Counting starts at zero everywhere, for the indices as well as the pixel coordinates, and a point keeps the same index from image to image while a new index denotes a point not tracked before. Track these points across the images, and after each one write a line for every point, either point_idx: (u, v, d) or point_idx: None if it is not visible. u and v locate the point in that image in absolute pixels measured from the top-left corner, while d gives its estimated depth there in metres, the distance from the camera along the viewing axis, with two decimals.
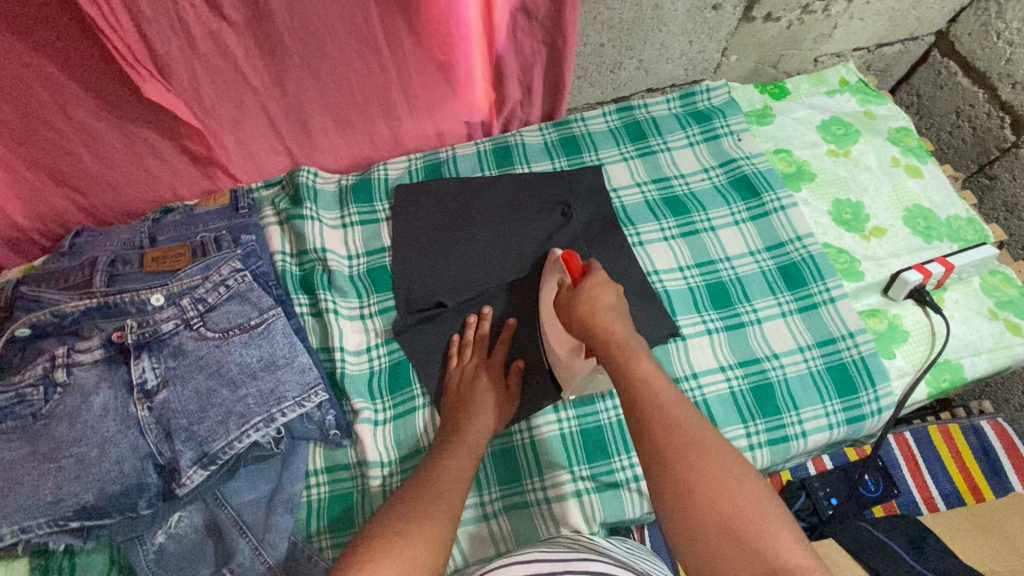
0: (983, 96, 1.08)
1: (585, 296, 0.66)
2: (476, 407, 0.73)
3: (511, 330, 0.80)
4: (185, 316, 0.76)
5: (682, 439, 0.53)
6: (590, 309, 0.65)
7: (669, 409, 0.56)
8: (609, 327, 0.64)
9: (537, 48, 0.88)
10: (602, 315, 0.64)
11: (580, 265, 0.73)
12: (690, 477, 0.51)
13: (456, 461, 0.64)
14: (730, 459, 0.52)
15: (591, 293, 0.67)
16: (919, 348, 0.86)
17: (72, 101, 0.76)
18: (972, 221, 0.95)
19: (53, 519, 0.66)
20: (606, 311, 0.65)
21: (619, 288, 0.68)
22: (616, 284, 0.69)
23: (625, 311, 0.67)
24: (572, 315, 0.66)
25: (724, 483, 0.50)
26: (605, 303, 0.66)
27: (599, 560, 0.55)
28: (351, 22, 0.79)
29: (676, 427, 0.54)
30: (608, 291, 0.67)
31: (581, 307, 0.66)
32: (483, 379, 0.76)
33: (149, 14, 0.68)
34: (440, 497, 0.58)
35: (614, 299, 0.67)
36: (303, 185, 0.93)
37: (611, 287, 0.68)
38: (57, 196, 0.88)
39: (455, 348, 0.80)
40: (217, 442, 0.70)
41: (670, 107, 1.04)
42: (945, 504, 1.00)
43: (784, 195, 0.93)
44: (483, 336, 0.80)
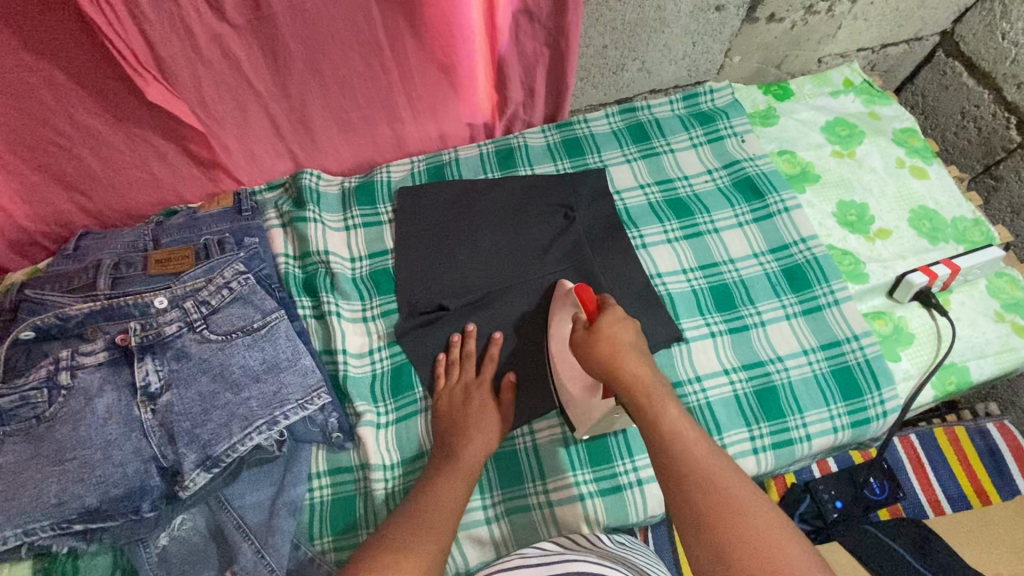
0: (988, 97, 1.07)
1: (606, 334, 0.66)
2: (470, 430, 0.72)
3: (498, 346, 0.80)
4: (188, 318, 0.77)
5: (717, 492, 0.53)
6: (607, 348, 0.64)
7: (702, 460, 0.56)
8: (632, 368, 0.63)
9: (539, 50, 0.87)
10: (624, 356, 0.64)
11: (596, 301, 0.72)
12: (728, 531, 0.50)
13: (448, 489, 0.65)
14: (768, 514, 0.51)
15: (612, 333, 0.66)
16: (925, 350, 0.85)
17: (76, 104, 0.77)
18: (978, 222, 0.95)
19: (56, 521, 0.66)
20: (626, 351, 0.64)
21: (637, 327, 0.68)
22: (634, 322, 0.68)
23: (644, 351, 0.66)
24: (590, 354, 0.65)
25: (764, 538, 0.50)
26: (626, 343, 0.65)
27: (586, 560, 0.53)
28: (354, 25, 0.79)
29: (711, 478, 0.54)
30: (628, 331, 0.67)
31: (602, 346, 0.65)
32: (474, 398, 0.76)
33: (152, 17, 0.69)
34: (431, 528, 0.59)
35: (634, 339, 0.66)
36: (306, 187, 0.93)
37: (629, 326, 0.68)
38: (61, 198, 0.88)
39: (442, 367, 0.80)
40: (220, 445, 0.70)
41: (673, 109, 1.04)
42: (951, 508, 0.99)
43: (788, 197, 0.93)
44: (471, 353, 0.80)
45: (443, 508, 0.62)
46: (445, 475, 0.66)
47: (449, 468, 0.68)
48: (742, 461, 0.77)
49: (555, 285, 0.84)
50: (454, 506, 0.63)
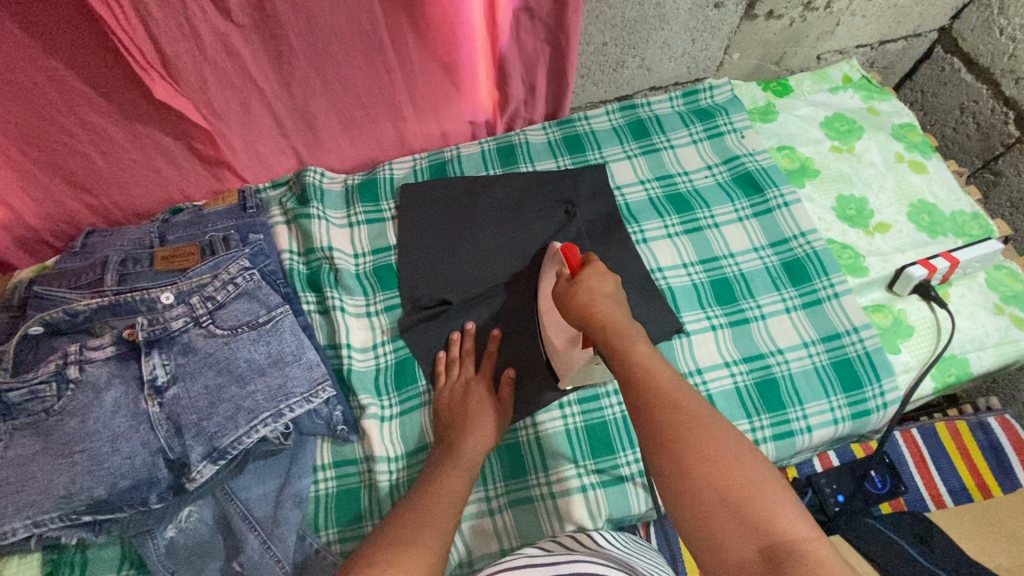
0: (986, 92, 1.08)
1: (584, 288, 0.68)
2: (470, 424, 0.72)
3: (496, 341, 0.80)
4: (195, 314, 0.77)
5: (680, 415, 0.53)
6: (585, 298, 0.67)
7: (668, 389, 0.56)
8: (606, 313, 0.65)
9: (539, 48, 0.88)
10: (601, 305, 0.65)
11: (579, 258, 0.73)
12: (687, 449, 0.50)
13: (449, 483, 0.64)
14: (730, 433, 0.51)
15: (589, 285, 0.68)
16: (924, 342, 0.86)
17: (83, 103, 0.78)
18: (977, 216, 0.95)
19: (65, 513, 0.67)
20: (605, 299, 0.66)
21: (615, 280, 0.70)
22: (614, 278, 0.70)
23: (623, 302, 0.68)
24: (570, 306, 0.67)
25: (723, 456, 0.49)
26: (604, 293, 0.67)
27: (589, 561, 0.53)
28: (356, 23, 0.80)
29: (674, 403, 0.54)
30: (608, 283, 0.69)
31: (579, 299, 0.67)
32: (474, 394, 0.76)
33: (158, 15, 0.70)
34: (432, 517, 0.57)
35: (613, 291, 0.68)
36: (310, 185, 0.94)
37: (609, 280, 0.70)
38: (69, 197, 0.89)
39: (442, 365, 0.80)
40: (226, 437, 0.71)
41: (673, 106, 1.05)
42: (953, 501, 0.99)
43: (788, 192, 0.93)
44: (469, 349, 0.81)
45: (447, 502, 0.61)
46: (446, 467, 0.66)
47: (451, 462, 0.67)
48: None
49: (548, 248, 0.86)
50: (457, 501, 0.62)
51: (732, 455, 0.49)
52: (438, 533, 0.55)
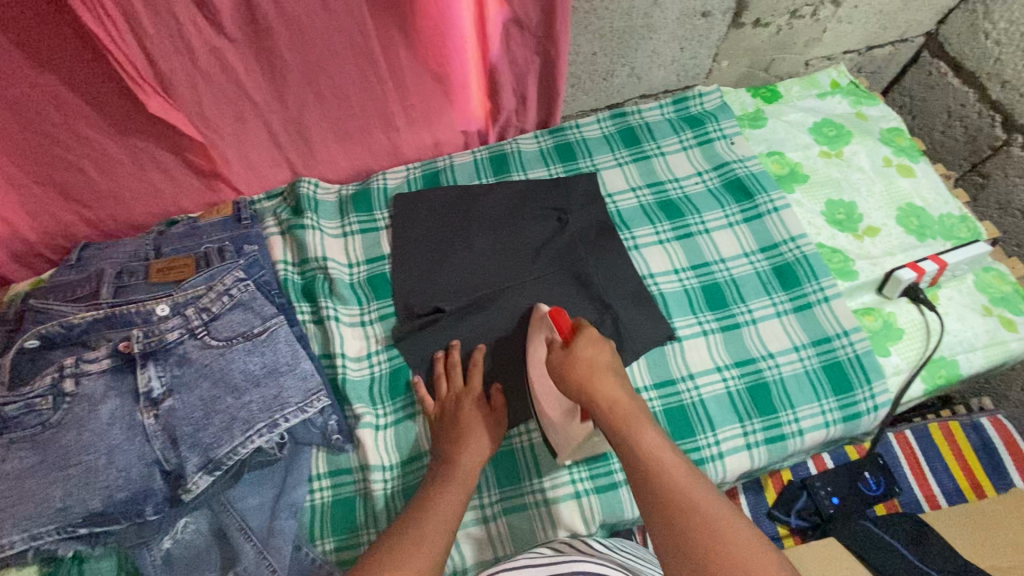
0: (973, 96, 1.09)
1: (582, 356, 0.67)
2: (463, 437, 0.72)
3: (483, 352, 0.80)
4: (189, 325, 0.78)
5: (699, 519, 0.52)
6: (586, 372, 0.65)
7: (680, 483, 0.55)
8: (603, 381, 0.65)
9: (529, 58, 0.90)
10: (599, 377, 0.65)
11: (569, 323, 0.73)
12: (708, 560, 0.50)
13: (447, 502, 0.64)
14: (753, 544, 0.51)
15: (587, 354, 0.67)
16: (914, 345, 0.87)
17: (79, 118, 0.79)
18: (965, 219, 0.96)
19: (62, 526, 0.67)
20: (603, 372, 0.66)
21: (613, 347, 0.69)
22: (609, 342, 0.70)
23: (621, 372, 0.67)
24: (566, 379, 0.66)
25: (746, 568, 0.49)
26: (601, 364, 0.66)
27: (588, 560, 0.56)
28: (349, 36, 0.81)
29: (690, 504, 0.54)
30: (603, 351, 0.68)
31: (578, 367, 0.66)
32: (466, 405, 0.75)
33: (152, 32, 0.71)
34: (422, 542, 0.57)
35: (610, 359, 0.68)
36: (304, 196, 0.95)
37: (604, 347, 0.69)
38: (65, 210, 0.90)
39: (423, 388, 0.79)
40: (222, 448, 0.72)
41: (663, 113, 1.06)
42: (948, 502, 1.00)
43: (777, 197, 0.94)
44: (454, 365, 0.80)
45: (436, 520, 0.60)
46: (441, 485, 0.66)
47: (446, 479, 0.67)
48: (735, 457, 0.78)
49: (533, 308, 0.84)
50: (449, 518, 0.62)
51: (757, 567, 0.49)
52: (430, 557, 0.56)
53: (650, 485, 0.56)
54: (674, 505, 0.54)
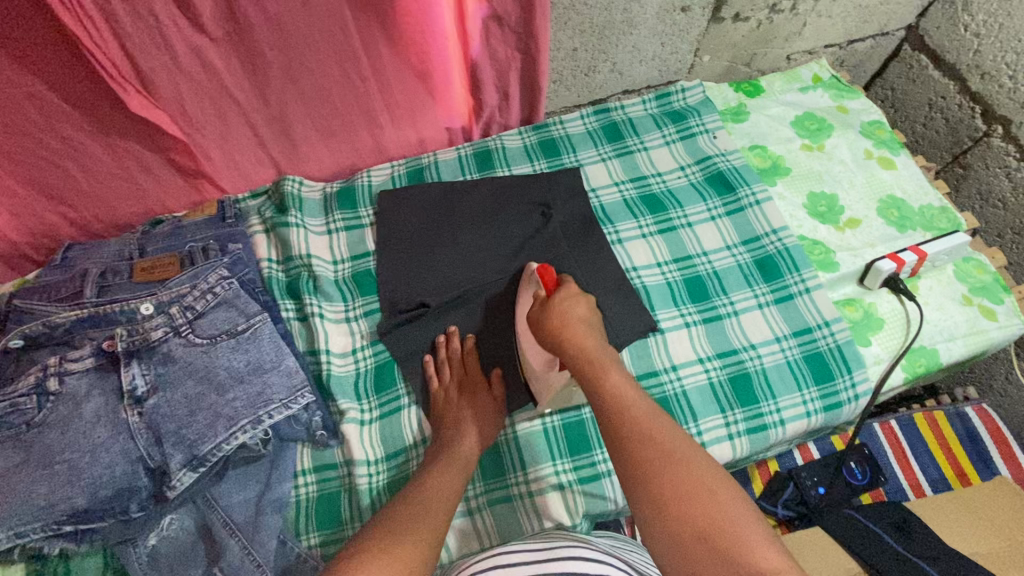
0: (954, 88, 1.09)
1: (557, 309, 0.70)
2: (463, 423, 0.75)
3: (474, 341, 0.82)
4: (174, 323, 0.79)
5: (658, 446, 0.54)
6: (561, 322, 0.69)
7: (642, 416, 0.58)
8: (576, 335, 0.67)
9: (510, 55, 0.90)
10: (572, 326, 0.68)
11: (555, 279, 0.77)
12: (665, 481, 0.52)
13: (445, 479, 0.67)
14: (708, 466, 0.53)
15: (563, 307, 0.71)
16: (894, 335, 0.88)
17: (60, 118, 0.79)
18: (945, 210, 0.97)
19: (47, 524, 0.68)
20: (576, 324, 0.69)
21: (590, 302, 0.73)
22: (587, 297, 0.73)
23: (594, 323, 0.71)
24: (544, 330, 0.69)
25: (701, 487, 0.51)
26: (575, 316, 0.70)
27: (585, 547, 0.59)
28: (329, 34, 0.81)
29: (651, 433, 0.56)
30: (579, 305, 0.71)
31: (553, 319, 0.69)
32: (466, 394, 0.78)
33: (131, 31, 0.71)
34: (428, 513, 0.60)
35: (586, 312, 0.71)
36: (288, 194, 0.95)
37: (581, 301, 0.72)
38: (49, 210, 0.90)
39: (432, 366, 0.81)
40: (205, 445, 0.72)
41: (646, 108, 1.06)
42: (932, 490, 1.00)
43: (759, 190, 0.95)
44: (455, 348, 0.82)
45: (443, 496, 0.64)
46: (442, 464, 0.69)
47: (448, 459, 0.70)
48: (717, 447, 0.79)
49: (521, 270, 0.87)
50: (451, 492, 0.65)
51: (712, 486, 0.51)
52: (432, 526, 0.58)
53: (613, 420, 0.58)
54: (634, 434, 0.56)
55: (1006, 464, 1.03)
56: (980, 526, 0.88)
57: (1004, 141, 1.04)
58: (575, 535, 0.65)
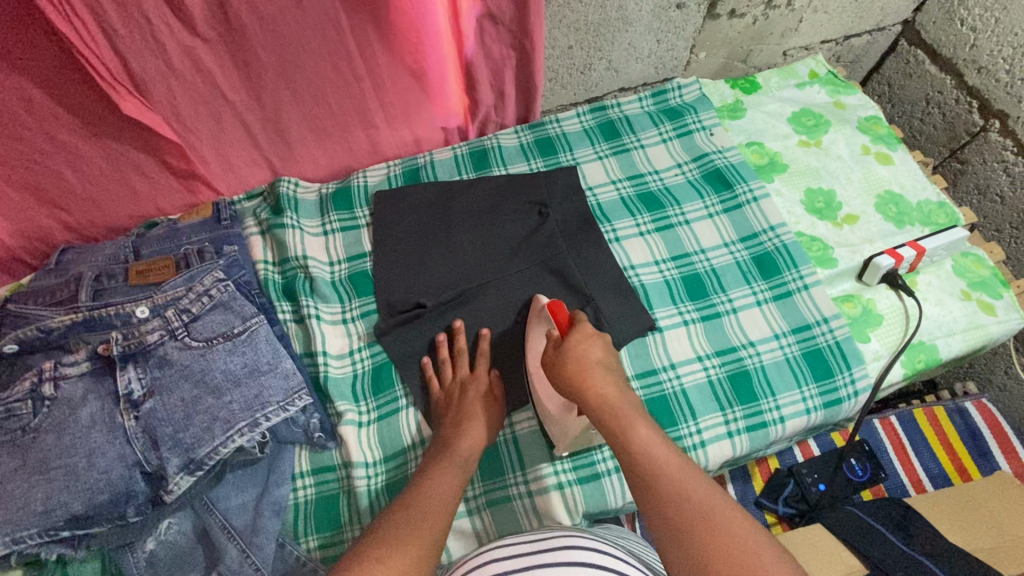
0: (950, 82, 1.09)
1: (574, 352, 0.69)
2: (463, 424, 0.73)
3: (488, 340, 0.81)
4: (170, 326, 0.78)
5: (693, 505, 0.55)
6: (579, 366, 0.68)
7: (674, 472, 0.58)
8: (597, 382, 0.66)
9: (505, 53, 0.90)
10: (590, 372, 0.67)
11: (566, 316, 0.75)
12: (704, 543, 0.53)
13: (444, 477, 0.65)
14: (743, 523, 0.54)
15: (579, 350, 0.69)
16: (893, 330, 0.87)
17: (52, 121, 0.78)
18: (942, 204, 0.97)
19: (44, 529, 0.67)
20: (595, 368, 0.67)
21: (606, 343, 0.71)
22: (602, 337, 0.72)
23: (612, 366, 0.69)
24: (559, 373, 0.68)
25: (739, 547, 0.52)
26: (593, 359, 0.68)
27: (573, 538, 0.58)
28: (323, 34, 0.81)
29: (685, 492, 0.56)
30: (595, 346, 0.70)
31: (569, 365, 0.68)
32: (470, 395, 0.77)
33: (124, 33, 0.70)
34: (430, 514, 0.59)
35: (601, 355, 0.70)
36: (284, 195, 0.95)
37: (596, 342, 0.71)
38: (43, 214, 0.89)
39: (430, 371, 0.81)
40: (203, 448, 0.72)
41: (642, 106, 1.06)
42: (933, 486, 1.00)
43: (756, 187, 0.95)
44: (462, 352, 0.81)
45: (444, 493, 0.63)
46: (440, 462, 0.68)
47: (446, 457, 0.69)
48: (716, 446, 0.78)
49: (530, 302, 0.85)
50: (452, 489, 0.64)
51: (751, 546, 0.52)
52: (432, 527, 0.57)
53: (644, 478, 0.59)
54: (669, 493, 0.56)
55: (1006, 459, 1.03)
56: (974, 518, 0.89)
57: (1002, 135, 1.04)
58: (573, 529, 0.64)
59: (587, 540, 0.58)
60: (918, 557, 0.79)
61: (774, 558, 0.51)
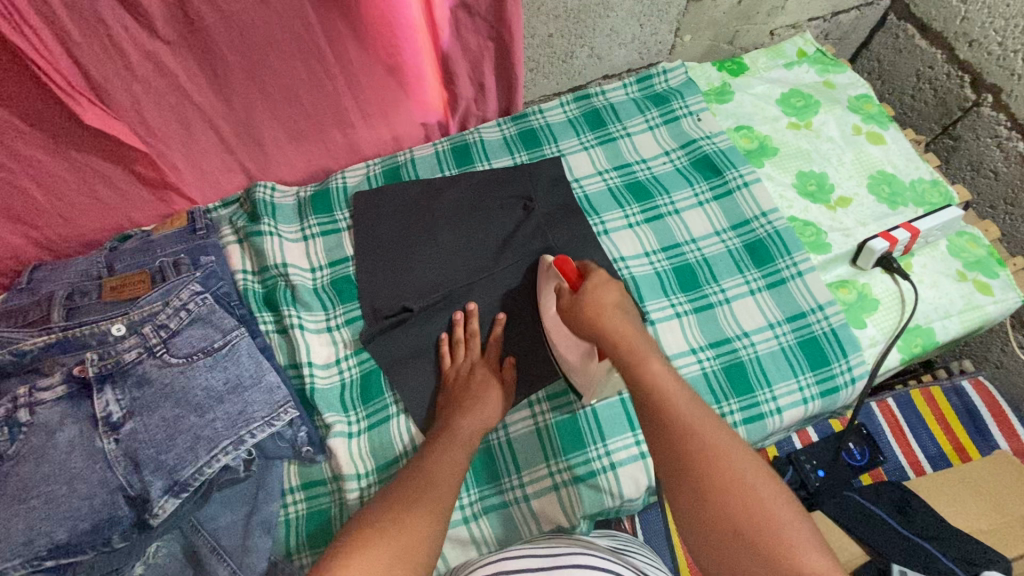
0: (941, 57, 1.07)
1: (589, 298, 0.66)
2: (468, 403, 0.73)
3: (501, 325, 0.80)
4: (148, 344, 0.75)
5: (703, 449, 0.52)
6: (596, 311, 0.64)
7: (684, 414, 0.55)
8: (616, 325, 0.63)
9: (483, 44, 0.86)
10: (608, 316, 0.64)
11: (575, 269, 0.72)
12: (707, 487, 0.50)
13: (449, 455, 0.66)
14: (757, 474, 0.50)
15: (595, 295, 0.66)
16: (889, 315, 0.86)
17: (11, 134, 0.74)
18: (936, 183, 0.95)
19: (27, 560, 0.64)
20: (612, 310, 0.64)
21: (621, 287, 0.68)
22: (617, 282, 0.68)
23: (629, 308, 0.66)
24: (578, 319, 0.65)
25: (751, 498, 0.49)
26: (610, 303, 0.65)
27: (583, 556, 0.56)
28: (291, 32, 0.77)
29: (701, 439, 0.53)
30: (611, 291, 0.67)
31: (587, 309, 0.65)
32: (477, 374, 0.76)
33: (80, 39, 0.67)
34: (434, 489, 0.60)
35: (619, 298, 0.66)
36: (260, 201, 0.92)
37: (612, 287, 0.67)
38: (9, 231, 0.85)
39: (446, 346, 0.80)
40: (186, 470, 0.70)
41: (627, 93, 1.03)
42: (931, 467, 1.00)
43: (746, 171, 0.92)
44: (473, 333, 0.80)
45: (446, 468, 0.63)
46: (442, 441, 0.67)
47: (448, 435, 0.69)
48: None
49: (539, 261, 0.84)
50: (456, 469, 0.64)
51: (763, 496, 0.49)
52: (434, 506, 0.58)
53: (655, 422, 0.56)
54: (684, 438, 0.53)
55: (1005, 437, 1.02)
56: (963, 490, 0.89)
57: (995, 109, 1.01)
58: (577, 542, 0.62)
59: (599, 558, 0.56)
60: (920, 543, 0.78)
61: (787, 514, 0.48)
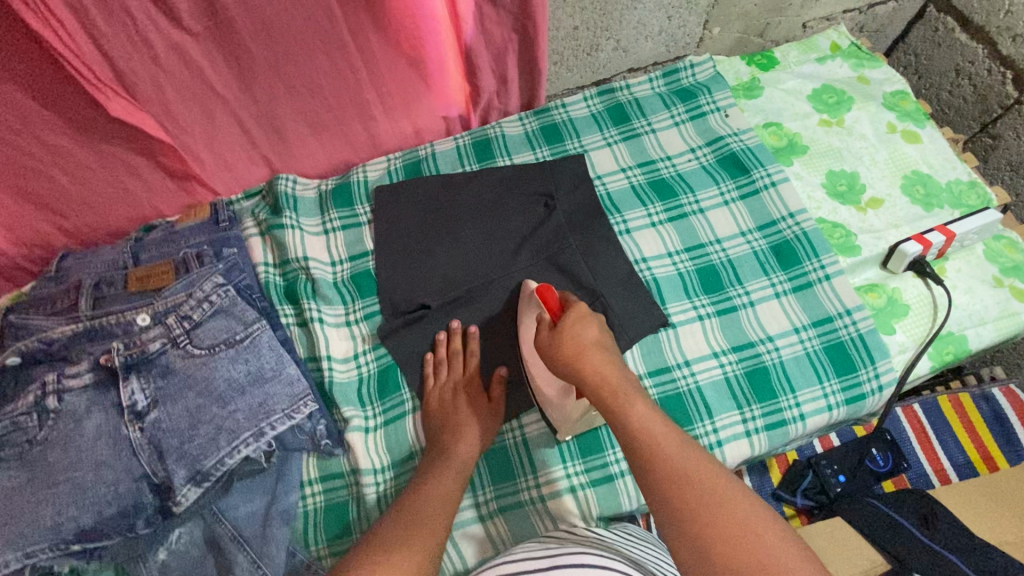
0: (983, 52, 1.02)
1: (571, 334, 0.65)
2: (461, 424, 0.72)
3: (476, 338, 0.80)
4: (172, 334, 0.76)
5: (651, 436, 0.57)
6: (574, 348, 0.64)
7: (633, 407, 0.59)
8: (592, 362, 0.63)
9: (507, 37, 0.84)
10: (588, 355, 0.63)
11: (558, 300, 0.71)
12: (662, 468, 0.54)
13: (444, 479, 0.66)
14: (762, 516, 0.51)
15: (575, 333, 0.65)
16: (921, 321, 0.83)
17: (39, 124, 0.75)
18: (974, 185, 0.92)
19: (55, 543, 0.66)
20: (591, 349, 0.64)
21: (601, 323, 0.68)
22: (597, 317, 0.68)
23: (610, 347, 0.66)
24: (557, 358, 0.64)
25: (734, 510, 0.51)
26: (589, 342, 0.65)
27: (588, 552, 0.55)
28: (314, 23, 0.76)
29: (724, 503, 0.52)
30: (591, 328, 0.66)
31: (567, 347, 0.64)
32: (463, 396, 0.76)
33: (107, 31, 0.67)
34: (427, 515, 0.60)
35: (598, 335, 0.66)
36: (282, 194, 0.92)
37: (593, 323, 0.67)
38: (40, 220, 0.87)
39: (429, 366, 0.79)
40: (209, 459, 0.71)
41: (653, 87, 1.01)
42: (958, 476, 0.97)
43: (774, 170, 0.90)
44: (455, 351, 0.79)
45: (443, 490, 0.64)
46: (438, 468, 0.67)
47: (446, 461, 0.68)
48: (734, 444, 0.76)
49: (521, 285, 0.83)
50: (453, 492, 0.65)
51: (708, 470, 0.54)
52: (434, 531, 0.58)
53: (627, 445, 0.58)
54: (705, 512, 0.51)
55: None
56: (984, 498, 0.87)
57: None
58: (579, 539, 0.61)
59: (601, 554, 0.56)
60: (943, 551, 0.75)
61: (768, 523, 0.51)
